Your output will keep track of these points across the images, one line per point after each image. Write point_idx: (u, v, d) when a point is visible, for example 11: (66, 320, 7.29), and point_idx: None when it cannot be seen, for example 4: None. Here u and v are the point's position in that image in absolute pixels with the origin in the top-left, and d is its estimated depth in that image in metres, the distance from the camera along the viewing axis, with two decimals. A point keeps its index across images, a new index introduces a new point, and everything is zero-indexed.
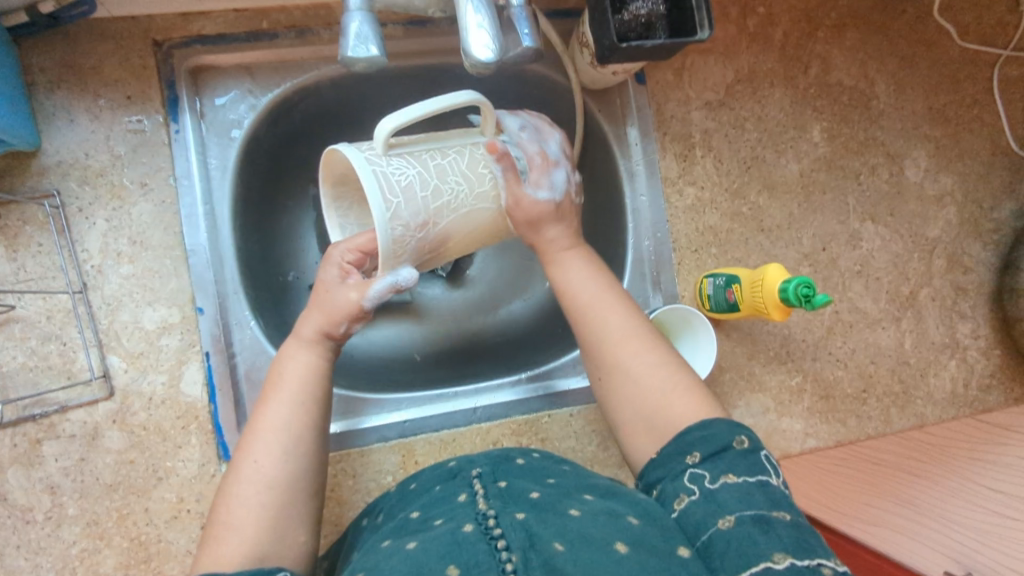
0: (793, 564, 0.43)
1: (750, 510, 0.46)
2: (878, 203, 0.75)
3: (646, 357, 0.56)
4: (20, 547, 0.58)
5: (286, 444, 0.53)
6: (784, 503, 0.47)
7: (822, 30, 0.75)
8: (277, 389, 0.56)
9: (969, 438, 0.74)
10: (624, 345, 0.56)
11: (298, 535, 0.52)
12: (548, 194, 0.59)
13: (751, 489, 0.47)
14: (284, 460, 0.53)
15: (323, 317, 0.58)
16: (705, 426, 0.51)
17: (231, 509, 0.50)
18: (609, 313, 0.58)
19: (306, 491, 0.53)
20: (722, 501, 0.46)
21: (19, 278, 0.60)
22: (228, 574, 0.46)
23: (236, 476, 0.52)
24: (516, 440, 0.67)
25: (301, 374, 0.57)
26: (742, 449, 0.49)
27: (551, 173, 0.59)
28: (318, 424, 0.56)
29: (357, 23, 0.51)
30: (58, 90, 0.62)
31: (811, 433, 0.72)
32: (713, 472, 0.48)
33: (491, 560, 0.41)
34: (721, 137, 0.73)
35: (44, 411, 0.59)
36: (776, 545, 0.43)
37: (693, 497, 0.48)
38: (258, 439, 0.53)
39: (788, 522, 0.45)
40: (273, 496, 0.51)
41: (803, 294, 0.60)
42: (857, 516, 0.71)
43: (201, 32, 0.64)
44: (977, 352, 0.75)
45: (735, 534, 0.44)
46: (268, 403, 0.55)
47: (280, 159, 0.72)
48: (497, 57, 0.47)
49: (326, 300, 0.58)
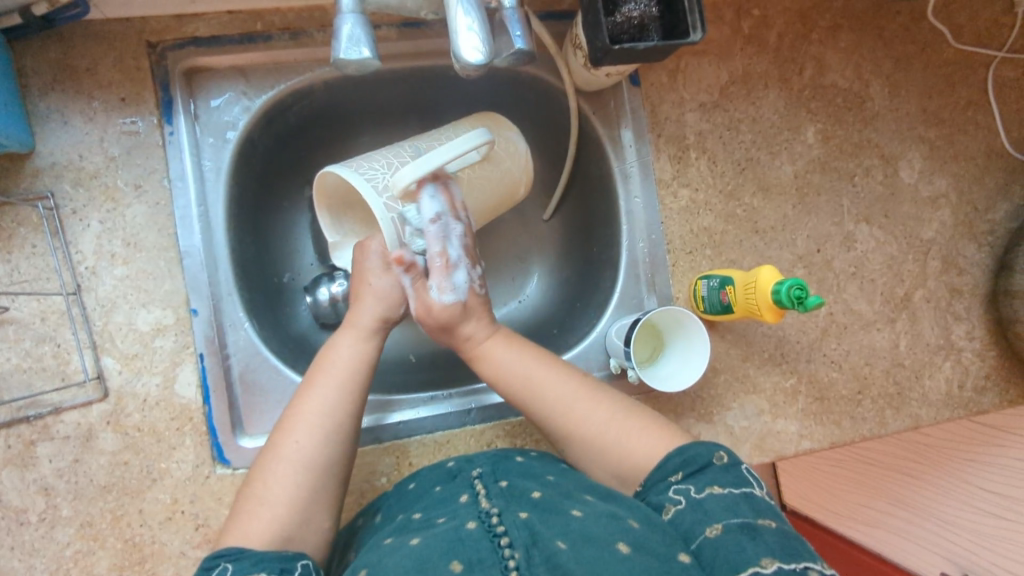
0: (781, 567, 0.43)
1: (736, 518, 0.46)
2: (872, 204, 0.75)
3: (599, 413, 0.57)
4: (14, 548, 0.58)
5: (328, 428, 0.54)
6: (769, 512, 0.47)
7: (817, 32, 0.75)
8: (325, 375, 0.57)
9: (963, 440, 0.74)
10: (572, 407, 0.57)
11: (321, 522, 0.52)
12: (453, 298, 0.58)
13: (736, 500, 0.47)
14: (324, 445, 0.54)
15: (379, 304, 0.60)
16: (684, 450, 0.52)
17: (270, 484, 0.52)
18: (551, 381, 0.58)
19: (337, 479, 0.54)
20: (709, 510, 0.47)
21: (14, 280, 0.60)
22: (254, 552, 0.47)
23: (276, 455, 0.53)
24: (510, 442, 0.68)
25: (352, 363, 0.58)
26: (723, 464, 0.50)
27: (453, 276, 0.58)
28: (359, 412, 0.57)
29: (349, 26, 0.51)
30: (52, 92, 0.62)
31: (805, 434, 0.72)
32: (698, 485, 0.49)
33: (494, 557, 0.41)
34: (716, 139, 0.73)
35: (38, 412, 0.59)
36: (764, 550, 0.44)
37: (680, 506, 0.48)
38: (302, 421, 0.54)
39: (774, 529, 0.45)
40: (308, 480, 0.52)
41: (796, 296, 0.60)
42: (852, 517, 0.76)
43: (195, 33, 0.64)
44: (972, 354, 0.75)
45: (723, 541, 0.45)
46: (315, 386, 0.56)
47: (275, 161, 0.72)
48: (487, 60, 0.47)
49: (377, 288, 0.60)
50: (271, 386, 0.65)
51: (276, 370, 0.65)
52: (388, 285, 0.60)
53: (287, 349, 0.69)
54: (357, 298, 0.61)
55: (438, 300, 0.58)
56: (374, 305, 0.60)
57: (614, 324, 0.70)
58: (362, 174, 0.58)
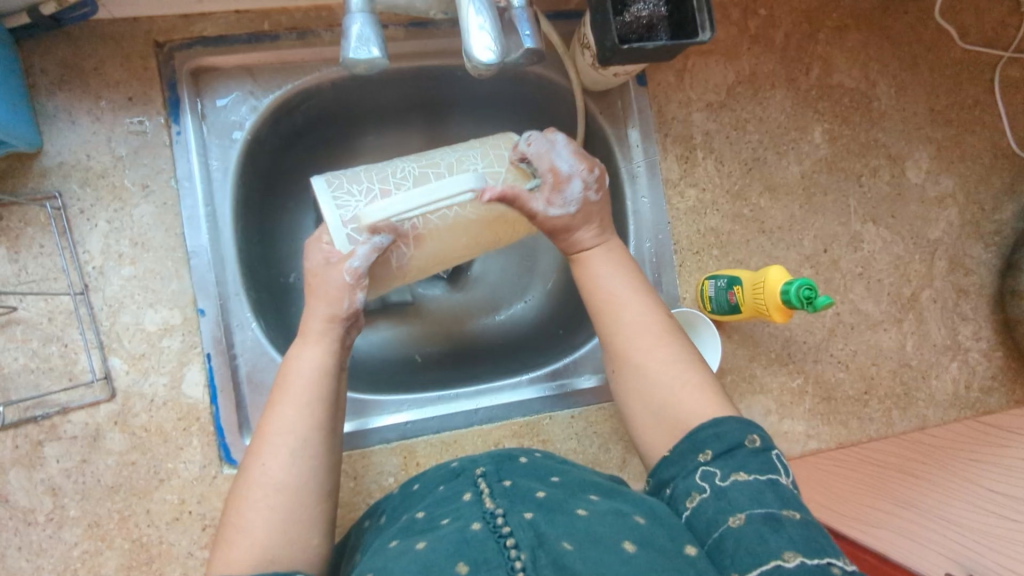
0: (803, 563, 0.42)
1: (760, 508, 0.45)
2: (879, 204, 0.75)
3: (662, 351, 0.56)
4: (22, 548, 0.58)
5: (295, 446, 0.52)
6: (794, 500, 0.46)
7: (823, 32, 0.75)
8: (283, 394, 0.54)
9: (969, 440, 0.74)
10: (645, 337, 0.56)
11: (311, 540, 0.51)
12: (561, 211, 0.57)
13: (761, 488, 0.47)
14: (291, 464, 0.52)
15: (323, 303, 0.56)
16: (718, 423, 0.50)
17: (244, 512, 0.50)
18: (628, 310, 0.57)
19: (317, 491, 0.52)
20: (732, 499, 0.46)
21: (21, 279, 0.60)
22: None
23: (247, 480, 0.52)
24: (517, 442, 0.67)
25: (312, 374, 0.55)
26: (754, 447, 0.49)
27: (565, 190, 0.57)
28: (326, 424, 0.54)
29: (358, 25, 0.51)
30: (60, 91, 0.62)
31: (812, 435, 0.72)
32: (724, 470, 0.48)
33: (500, 558, 0.41)
34: (723, 139, 0.73)
35: (46, 412, 0.59)
36: (787, 543, 0.43)
37: (704, 495, 0.48)
38: (268, 444, 0.52)
39: (798, 520, 0.45)
40: (282, 499, 0.51)
41: (805, 296, 0.60)
42: (861, 520, 0.72)
43: (203, 33, 0.64)
44: (978, 354, 0.75)
45: (745, 533, 0.44)
46: (276, 406, 0.54)
47: (282, 161, 0.72)
48: (499, 59, 0.47)
49: (320, 287, 0.56)
50: None
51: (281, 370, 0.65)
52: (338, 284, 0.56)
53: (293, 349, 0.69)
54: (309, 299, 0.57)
55: (550, 212, 0.57)
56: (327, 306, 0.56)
57: None
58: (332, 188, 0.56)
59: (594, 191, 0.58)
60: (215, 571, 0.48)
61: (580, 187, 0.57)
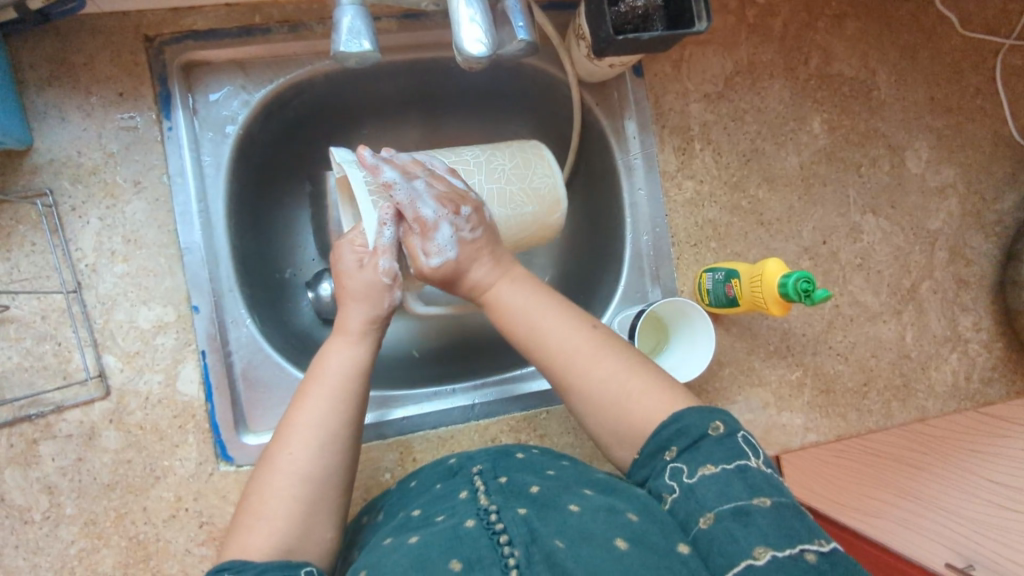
0: (775, 556, 0.42)
1: (729, 502, 0.44)
2: (879, 195, 0.75)
3: (597, 369, 0.53)
4: (18, 547, 0.58)
5: (324, 438, 0.53)
6: (765, 487, 0.45)
7: (822, 20, 0.74)
8: (317, 385, 0.55)
9: (971, 431, 0.73)
10: (574, 358, 0.53)
11: (323, 532, 0.51)
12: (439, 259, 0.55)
13: (728, 479, 0.45)
14: (320, 456, 0.52)
15: (363, 304, 0.58)
16: (677, 419, 0.49)
17: (267, 498, 0.50)
18: (550, 329, 0.54)
19: (337, 488, 0.53)
20: (701, 498, 0.45)
21: (13, 278, 0.60)
22: (257, 563, 0.46)
23: (270, 468, 0.52)
24: (515, 436, 0.67)
25: (347, 371, 0.55)
26: (717, 435, 0.47)
27: (435, 237, 0.55)
28: (355, 419, 0.55)
29: (349, 18, 0.50)
30: (50, 87, 0.61)
31: (811, 427, 0.71)
32: (691, 466, 0.47)
33: (493, 555, 0.41)
34: (720, 130, 0.72)
35: (41, 411, 0.59)
36: (757, 538, 0.42)
37: (675, 494, 0.47)
38: (293, 432, 0.53)
39: (768, 509, 0.44)
40: (306, 491, 0.51)
41: (803, 289, 0.60)
42: (859, 509, 0.72)
43: (193, 27, 0.63)
44: (978, 345, 0.75)
45: (715, 532, 0.43)
46: (306, 398, 0.54)
47: (275, 154, 0.71)
48: (490, 52, 0.47)
49: (356, 289, 0.58)
50: (273, 382, 0.64)
51: (278, 366, 0.65)
52: (366, 282, 0.57)
53: (289, 346, 0.68)
54: (343, 302, 0.59)
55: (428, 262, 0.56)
56: (359, 305, 0.58)
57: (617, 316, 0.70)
58: (360, 173, 0.57)
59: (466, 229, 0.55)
60: (229, 556, 0.48)
61: (450, 231, 0.55)
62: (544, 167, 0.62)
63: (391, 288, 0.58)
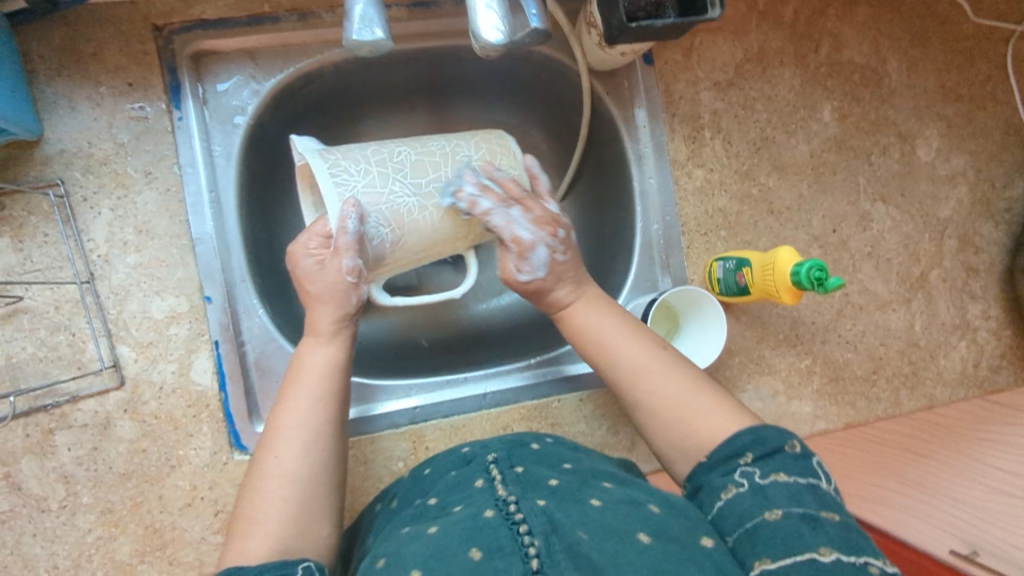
0: (840, 559, 0.42)
1: (799, 507, 0.45)
2: (888, 183, 0.74)
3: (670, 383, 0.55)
4: (36, 535, 0.58)
5: (308, 437, 0.53)
6: (835, 505, 0.46)
7: (833, 7, 0.73)
8: (296, 386, 0.55)
9: (977, 420, 0.70)
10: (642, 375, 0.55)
11: (321, 530, 0.51)
12: (530, 277, 0.57)
13: (801, 489, 0.46)
14: (305, 456, 0.52)
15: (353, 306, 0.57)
16: (757, 429, 0.50)
17: (258, 503, 0.50)
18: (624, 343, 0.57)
19: (327, 486, 0.53)
20: (771, 496, 0.46)
21: (26, 268, 0.60)
22: (253, 566, 0.46)
23: (259, 473, 0.52)
24: (526, 426, 0.68)
25: (323, 370, 0.56)
26: (794, 452, 0.48)
27: (530, 256, 0.57)
28: (337, 417, 0.55)
29: (361, 5, 0.49)
30: (59, 78, 0.61)
31: (820, 415, 0.72)
32: (764, 469, 0.48)
33: (514, 544, 0.41)
34: (731, 118, 0.72)
35: (56, 401, 0.59)
36: (823, 539, 0.43)
37: (741, 488, 0.47)
38: (280, 436, 0.53)
39: (838, 522, 0.44)
40: (296, 491, 0.51)
41: (816, 278, 0.60)
42: (864, 497, 0.65)
43: (202, 16, 0.63)
44: (987, 333, 0.75)
45: (782, 526, 0.44)
46: (288, 400, 0.55)
47: (284, 145, 0.71)
48: (507, 39, 0.47)
49: (322, 291, 0.56)
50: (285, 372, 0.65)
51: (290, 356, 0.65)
52: (332, 282, 0.56)
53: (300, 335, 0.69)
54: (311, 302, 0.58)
55: (518, 278, 0.58)
56: (328, 307, 0.57)
57: (628, 304, 0.70)
58: (325, 164, 0.54)
59: (561, 251, 0.58)
60: (237, 557, 0.48)
61: (547, 253, 0.57)
62: (511, 158, 0.60)
63: (357, 285, 0.57)
